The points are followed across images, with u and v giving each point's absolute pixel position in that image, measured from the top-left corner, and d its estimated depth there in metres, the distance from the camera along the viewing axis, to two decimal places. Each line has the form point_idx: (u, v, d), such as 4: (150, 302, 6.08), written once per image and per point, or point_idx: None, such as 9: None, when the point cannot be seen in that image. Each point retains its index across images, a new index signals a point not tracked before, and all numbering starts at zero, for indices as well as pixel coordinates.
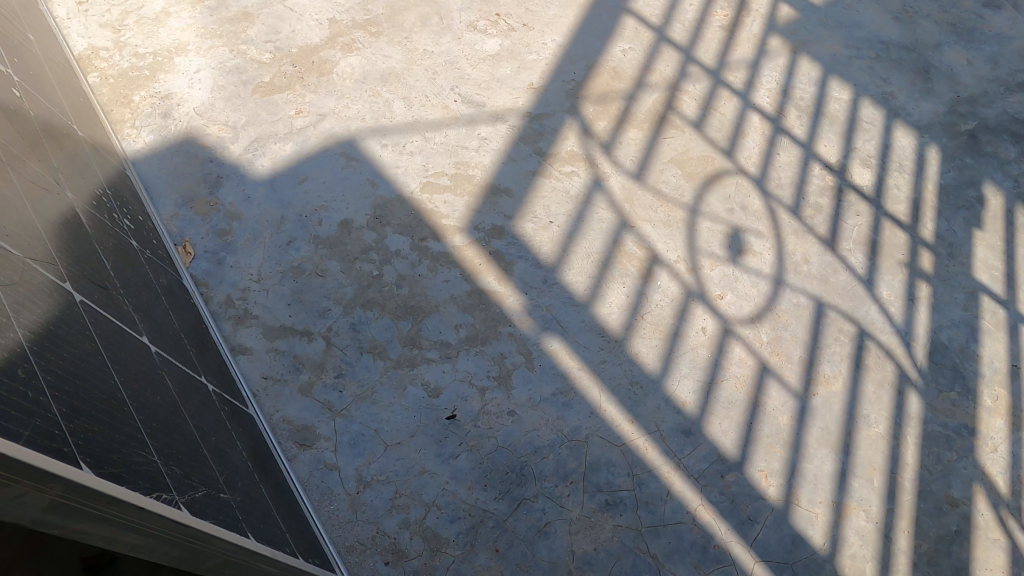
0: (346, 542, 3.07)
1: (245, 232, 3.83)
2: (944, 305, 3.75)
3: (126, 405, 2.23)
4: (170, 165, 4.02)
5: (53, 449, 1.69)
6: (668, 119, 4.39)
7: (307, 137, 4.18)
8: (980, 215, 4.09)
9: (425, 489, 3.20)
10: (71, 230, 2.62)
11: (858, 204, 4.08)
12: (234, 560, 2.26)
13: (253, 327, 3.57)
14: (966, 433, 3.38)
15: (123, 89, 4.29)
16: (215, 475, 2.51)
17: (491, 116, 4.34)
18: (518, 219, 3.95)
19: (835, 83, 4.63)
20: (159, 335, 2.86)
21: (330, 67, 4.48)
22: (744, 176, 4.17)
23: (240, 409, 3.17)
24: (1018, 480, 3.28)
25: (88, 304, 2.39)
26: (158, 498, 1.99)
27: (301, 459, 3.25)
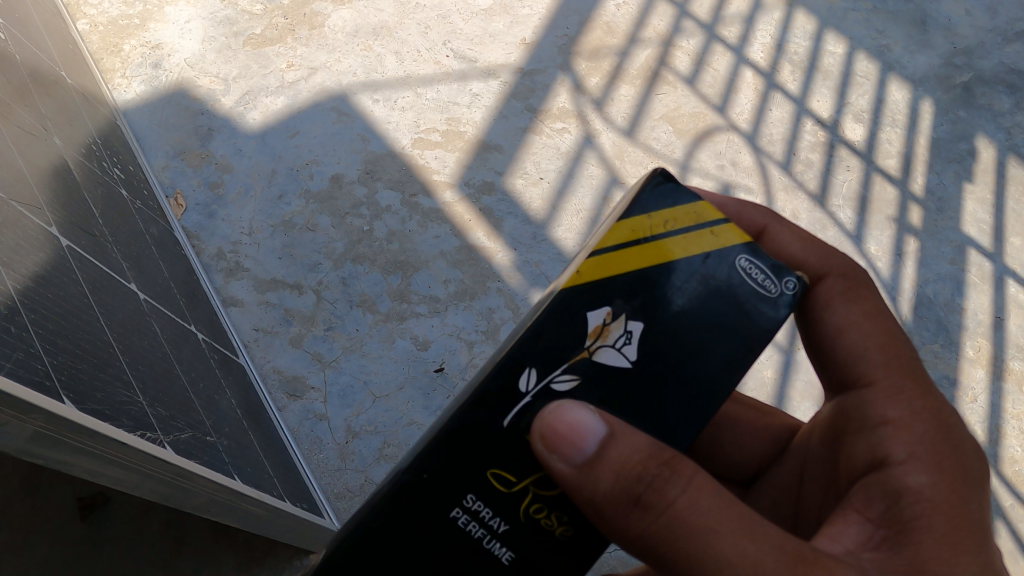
0: (335, 489, 3.13)
1: (236, 185, 3.86)
2: (931, 259, 3.75)
3: (111, 345, 2.23)
4: (161, 117, 4.03)
5: (35, 382, 1.66)
6: (660, 75, 4.36)
7: (298, 91, 4.17)
8: (970, 168, 4.09)
9: (412, 440, 3.25)
10: (60, 178, 2.60)
11: (849, 159, 4.07)
12: (221, 501, 2.29)
13: (244, 280, 3.60)
14: (947, 384, 3.40)
15: (113, 38, 4.29)
16: (202, 420, 2.53)
17: (483, 71, 4.32)
18: (508, 174, 3.95)
19: (830, 37, 4.59)
20: (149, 284, 2.87)
21: (322, 20, 4.46)
22: (735, 132, 4.14)
23: (230, 359, 3.20)
24: (996, 428, 3.31)
25: (74, 250, 2.36)
26: (144, 436, 2.00)
27: (290, 409, 3.30)
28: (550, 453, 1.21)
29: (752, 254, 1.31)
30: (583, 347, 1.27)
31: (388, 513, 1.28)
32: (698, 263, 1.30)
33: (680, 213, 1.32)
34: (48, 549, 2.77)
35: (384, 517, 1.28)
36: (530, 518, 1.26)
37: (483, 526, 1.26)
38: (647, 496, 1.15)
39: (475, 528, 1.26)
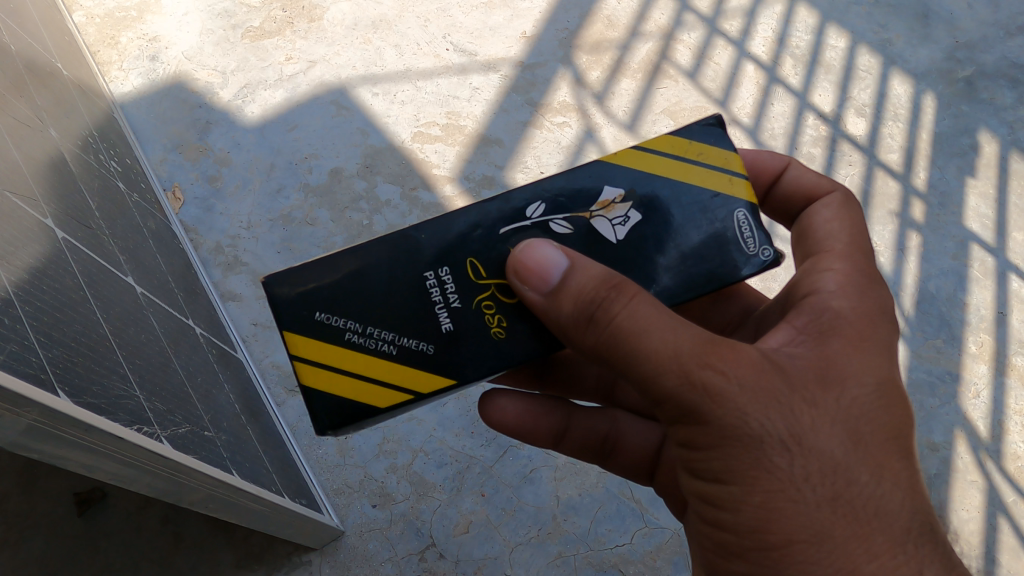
0: (335, 485, 3.12)
1: (235, 179, 3.83)
2: (933, 254, 3.74)
3: (107, 339, 2.21)
4: (159, 110, 4.01)
5: (30, 374, 1.63)
6: (662, 68, 4.34)
7: (297, 85, 4.14)
8: (973, 163, 4.07)
9: (412, 435, 3.24)
10: (56, 170, 2.56)
11: (851, 154, 4.05)
12: (218, 496, 2.27)
13: (243, 274, 3.58)
14: (949, 379, 3.39)
15: (110, 30, 4.25)
16: (200, 414, 2.50)
17: (483, 65, 4.30)
18: (509, 169, 3.92)
19: (832, 31, 4.57)
20: (147, 277, 2.84)
21: (320, 13, 4.42)
22: (737, 127, 4.12)
23: (229, 353, 3.18)
24: (998, 424, 3.30)
25: (70, 242, 2.34)
26: (141, 430, 1.97)
27: (289, 404, 3.29)
28: (523, 286, 1.43)
29: (751, 212, 1.53)
30: (587, 212, 1.53)
31: (384, 252, 1.50)
32: (707, 197, 1.54)
33: (715, 152, 1.55)
34: (43, 543, 2.81)
35: (380, 254, 1.50)
36: (479, 309, 1.50)
37: (443, 299, 1.49)
38: (603, 307, 1.33)
39: (437, 293, 1.49)
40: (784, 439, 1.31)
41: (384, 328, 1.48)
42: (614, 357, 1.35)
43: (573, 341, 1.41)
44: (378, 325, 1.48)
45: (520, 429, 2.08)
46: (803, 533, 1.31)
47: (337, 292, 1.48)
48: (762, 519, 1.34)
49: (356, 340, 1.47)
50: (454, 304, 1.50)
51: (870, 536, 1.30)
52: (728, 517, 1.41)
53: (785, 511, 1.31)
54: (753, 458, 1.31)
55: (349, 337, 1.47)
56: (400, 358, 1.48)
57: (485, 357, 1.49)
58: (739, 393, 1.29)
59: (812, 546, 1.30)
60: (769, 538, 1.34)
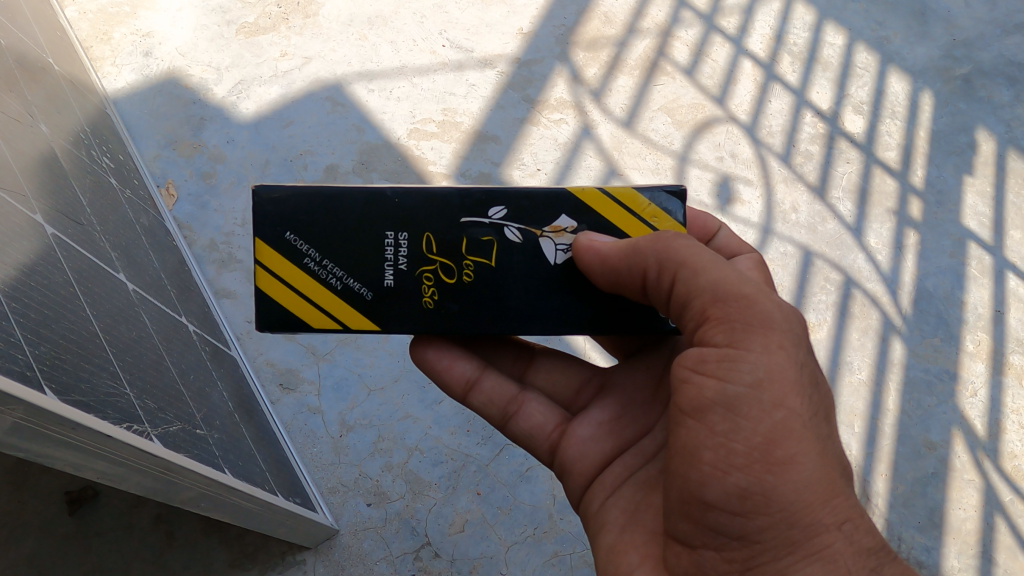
0: (329, 483, 3.10)
1: (229, 175, 3.81)
2: (931, 252, 3.73)
3: (97, 337, 2.18)
4: (152, 106, 3.98)
5: (15, 372, 1.61)
6: (659, 65, 4.32)
7: (293, 81, 4.11)
8: (970, 161, 4.06)
9: (407, 433, 3.21)
10: (46, 167, 2.53)
11: (849, 151, 4.04)
12: (210, 495, 2.25)
13: (237, 271, 3.56)
14: (946, 378, 3.38)
15: (103, 25, 4.22)
16: (193, 413, 2.48)
17: (479, 62, 4.27)
18: (505, 166, 3.89)
19: (830, 28, 4.55)
20: (139, 275, 2.81)
21: (316, 8, 4.40)
22: (734, 124, 4.10)
23: (222, 351, 3.15)
24: (995, 423, 3.29)
25: (61, 238, 2.32)
26: (130, 428, 1.95)
27: (284, 402, 3.27)
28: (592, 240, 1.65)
29: None
30: (539, 232, 1.72)
31: (358, 201, 1.69)
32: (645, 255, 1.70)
33: (666, 222, 1.70)
34: (34, 542, 2.79)
35: (355, 202, 1.69)
36: (419, 277, 1.70)
37: (392, 261, 1.70)
38: (672, 237, 1.56)
39: (390, 253, 1.70)
40: (805, 369, 1.43)
41: (336, 264, 1.69)
42: (677, 268, 1.52)
43: (634, 256, 1.57)
44: (333, 260, 1.68)
45: (441, 368, 1.93)
46: (807, 452, 1.38)
47: (307, 221, 1.68)
48: (773, 429, 1.37)
49: (311, 266, 1.68)
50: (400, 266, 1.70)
51: (838, 485, 1.41)
52: (727, 427, 1.38)
53: (797, 426, 1.38)
54: (788, 371, 1.40)
55: (307, 262, 1.68)
56: (341, 292, 1.69)
57: (413, 319, 1.71)
58: (790, 317, 1.44)
59: (806, 468, 1.37)
60: (770, 451, 1.36)
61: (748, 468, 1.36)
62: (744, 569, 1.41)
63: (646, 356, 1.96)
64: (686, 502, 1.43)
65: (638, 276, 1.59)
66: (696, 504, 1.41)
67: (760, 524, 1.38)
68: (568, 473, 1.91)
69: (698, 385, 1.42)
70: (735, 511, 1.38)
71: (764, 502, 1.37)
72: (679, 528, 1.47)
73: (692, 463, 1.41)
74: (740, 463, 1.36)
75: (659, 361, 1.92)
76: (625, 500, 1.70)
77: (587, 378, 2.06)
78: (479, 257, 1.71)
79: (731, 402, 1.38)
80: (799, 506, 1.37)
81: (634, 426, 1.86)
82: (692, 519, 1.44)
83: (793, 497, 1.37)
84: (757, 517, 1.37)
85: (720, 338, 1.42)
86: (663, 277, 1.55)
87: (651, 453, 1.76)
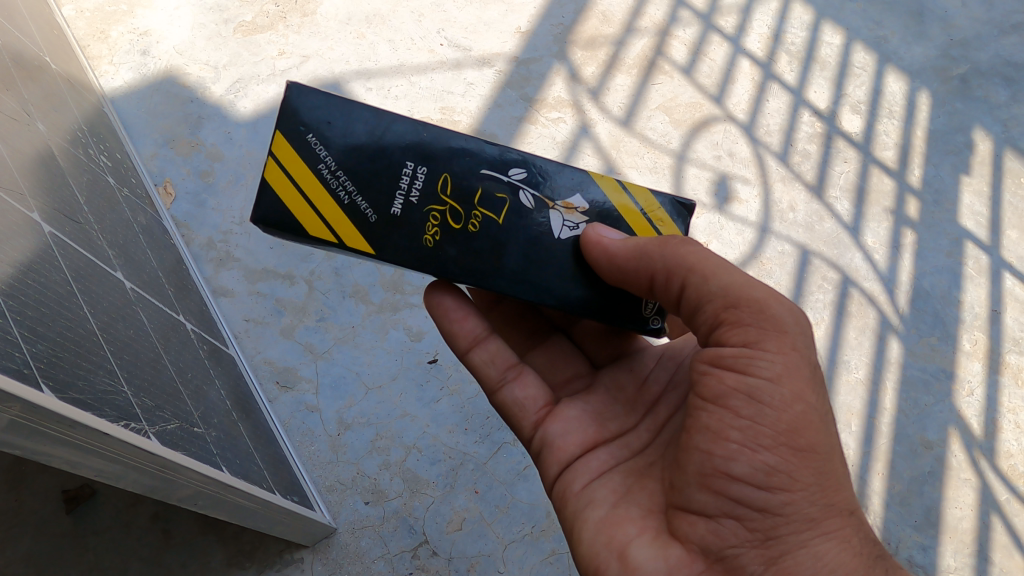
0: (327, 482, 3.10)
1: (227, 174, 3.80)
2: (928, 251, 3.74)
3: (94, 335, 2.18)
4: (150, 105, 3.98)
5: (12, 370, 1.61)
6: (657, 64, 4.32)
7: (290, 79, 4.11)
8: (968, 160, 4.07)
9: (405, 432, 3.22)
10: (43, 165, 2.53)
11: (847, 150, 4.05)
12: (207, 492, 2.25)
13: (234, 269, 3.55)
14: (943, 377, 3.39)
15: (100, 24, 4.21)
16: (190, 411, 2.48)
17: (477, 60, 4.27)
18: None
19: (828, 27, 4.56)
20: (137, 273, 2.81)
21: (314, 7, 4.40)
22: (732, 123, 4.11)
23: (220, 349, 3.15)
24: (992, 422, 3.30)
25: (58, 237, 2.32)
26: (127, 426, 1.95)
27: (282, 401, 3.26)
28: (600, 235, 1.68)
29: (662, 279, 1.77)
30: (552, 200, 1.73)
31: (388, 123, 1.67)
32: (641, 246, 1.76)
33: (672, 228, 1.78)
34: (31, 541, 2.79)
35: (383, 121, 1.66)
36: (427, 213, 1.68)
37: (404, 195, 1.67)
38: (678, 242, 1.64)
39: (405, 182, 1.66)
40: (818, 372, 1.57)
41: (348, 179, 1.65)
42: (687, 270, 1.60)
43: (643, 260, 1.62)
44: (347, 174, 1.65)
45: (453, 319, 1.98)
46: (824, 441, 1.52)
47: (336, 128, 1.65)
48: (796, 416, 1.49)
49: (324, 174, 1.64)
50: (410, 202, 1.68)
51: (839, 471, 1.55)
52: (752, 411, 1.49)
53: (814, 419, 1.51)
54: (806, 370, 1.53)
55: (321, 168, 1.64)
56: (345, 207, 1.65)
57: (405, 252, 1.67)
58: (803, 321, 1.56)
59: (822, 457, 1.51)
60: (793, 437, 1.48)
61: (774, 449, 1.47)
62: (766, 541, 1.47)
63: (631, 360, 2.09)
64: (705, 477, 1.50)
65: (645, 279, 1.64)
66: (719, 478, 1.48)
67: (784, 501, 1.47)
68: (548, 448, 1.89)
69: (716, 379, 1.54)
70: (760, 485, 1.46)
71: (789, 480, 1.47)
72: (695, 501, 1.52)
73: (716, 442, 1.50)
74: (765, 444, 1.47)
75: (643, 365, 2.06)
76: (615, 484, 1.72)
77: (577, 373, 2.13)
78: (490, 212, 1.70)
79: (753, 391, 1.49)
80: (815, 490, 1.49)
81: (616, 420, 1.93)
82: (711, 492, 1.49)
83: (811, 481, 1.49)
84: (782, 493, 1.46)
85: (738, 338, 1.54)
86: (672, 281, 1.63)
87: (637, 448, 1.83)
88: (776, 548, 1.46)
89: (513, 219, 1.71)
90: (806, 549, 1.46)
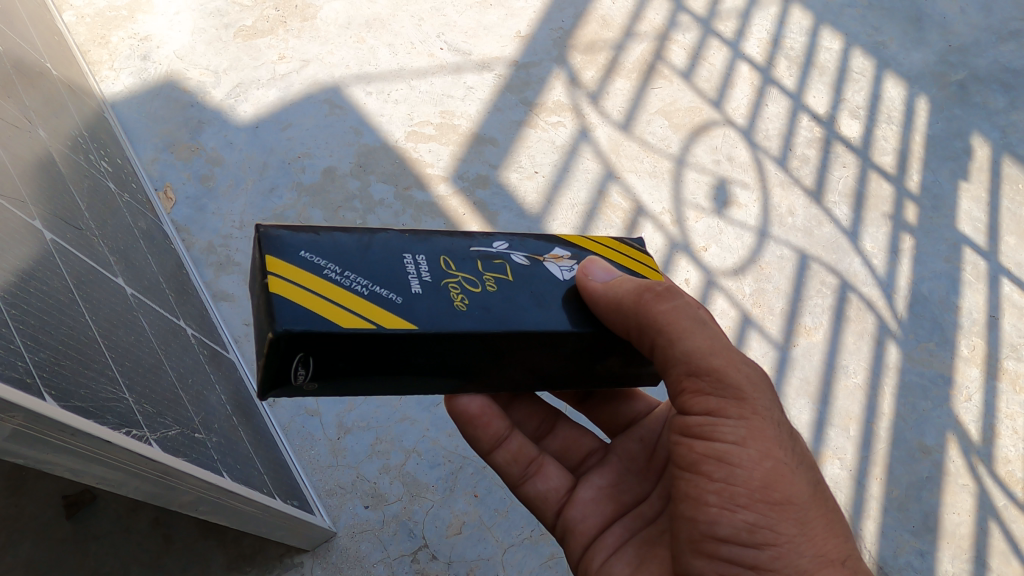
0: (327, 486, 3.10)
1: (227, 178, 3.81)
2: (926, 256, 3.75)
3: (96, 341, 2.19)
4: (150, 110, 3.98)
5: (15, 379, 1.62)
6: (657, 68, 4.33)
7: (290, 84, 4.12)
8: (966, 166, 4.09)
9: (405, 436, 3.24)
10: (43, 171, 2.53)
11: (845, 155, 4.06)
12: (207, 499, 2.25)
13: (235, 274, 3.56)
14: (942, 382, 3.39)
15: (100, 29, 4.22)
16: (191, 416, 2.48)
17: (477, 64, 4.28)
18: (503, 168, 3.88)
19: (826, 33, 4.58)
20: (137, 279, 2.82)
21: (314, 12, 4.42)
22: (731, 127, 4.12)
23: (220, 354, 3.16)
24: (990, 428, 3.30)
25: (59, 243, 2.33)
26: (129, 433, 1.95)
27: (282, 405, 3.27)
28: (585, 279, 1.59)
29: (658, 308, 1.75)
30: (541, 255, 1.67)
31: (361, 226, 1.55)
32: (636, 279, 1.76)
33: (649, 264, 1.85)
34: (30, 546, 2.80)
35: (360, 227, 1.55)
36: (445, 287, 1.50)
37: (416, 276, 1.49)
38: (653, 296, 1.58)
39: (410, 270, 1.50)
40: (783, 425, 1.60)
41: (359, 274, 1.44)
42: (657, 331, 1.57)
43: (620, 312, 1.55)
44: (357, 271, 1.44)
45: (478, 423, 1.93)
46: (800, 491, 1.54)
47: (323, 243, 1.46)
48: (768, 472, 1.52)
49: (333, 276, 1.41)
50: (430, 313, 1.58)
51: (828, 516, 1.55)
52: (725, 473, 1.52)
53: (786, 470, 1.54)
54: (770, 429, 1.56)
55: (328, 273, 1.41)
56: (370, 299, 1.41)
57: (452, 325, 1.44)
58: (762, 382, 1.60)
59: (801, 507, 1.53)
60: (769, 492, 1.51)
61: (752, 506, 1.50)
62: None
63: (639, 428, 2.09)
64: (696, 545, 1.53)
65: (621, 330, 1.59)
66: (708, 542, 1.51)
67: (773, 556, 1.48)
68: (570, 534, 1.94)
69: (687, 448, 1.59)
70: (747, 543, 1.48)
71: (772, 534, 1.49)
72: (692, 569, 1.55)
73: (699, 508, 1.53)
74: (743, 502, 1.50)
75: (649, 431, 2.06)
76: (629, 556, 1.77)
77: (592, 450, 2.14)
78: (497, 273, 1.57)
79: (720, 455, 1.53)
80: (800, 541, 1.50)
81: (631, 492, 1.95)
82: (705, 558, 1.52)
83: (795, 532, 1.50)
84: (769, 548, 1.48)
85: (702, 405, 1.57)
86: (644, 338, 1.59)
87: (650, 517, 1.84)
88: None
89: (522, 273, 1.59)
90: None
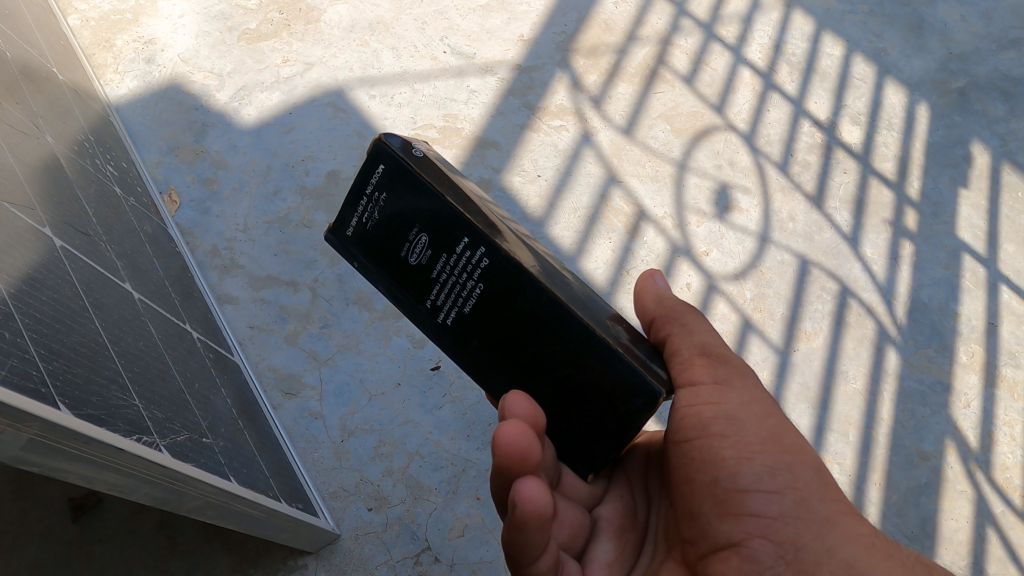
0: (330, 488, 3.13)
1: (231, 181, 3.82)
2: (926, 263, 3.78)
3: (106, 348, 2.21)
4: (155, 113, 3.99)
5: (31, 389, 1.64)
6: (659, 73, 4.35)
7: (294, 87, 4.14)
8: (966, 174, 4.11)
9: (408, 438, 3.26)
10: (51, 176, 2.55)
11: (846, 161, 4.08)
12: (214, 503, 2.27)
13: (239, 277, 3.58)
14: (940, 389, 3.43)
15: (105, 33, 4.24)
16: (198, 420, 2.51)
17: (480, 68, 4.30)
18: (505, 171, 3.89)
19: (828, 38, 4.61)
20: (144, 282, 2.84)
21: (317, 15, 4.43)
22: (733, 132, 4.14)
23: (225, 356, 3.18)
24: (988, 434, 3.34)
25: (68, 250, 2.34)
26: (139, 440, 1.98)
27: (285, 407, 3.29)
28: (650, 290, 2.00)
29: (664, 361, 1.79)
30: None
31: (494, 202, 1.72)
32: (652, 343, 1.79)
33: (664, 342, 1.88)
34: (37, 549, 2.83)
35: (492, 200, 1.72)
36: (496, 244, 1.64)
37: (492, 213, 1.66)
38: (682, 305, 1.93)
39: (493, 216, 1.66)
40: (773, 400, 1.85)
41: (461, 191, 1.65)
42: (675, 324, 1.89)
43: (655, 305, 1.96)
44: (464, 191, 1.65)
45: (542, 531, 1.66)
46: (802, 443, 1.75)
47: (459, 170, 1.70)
48: (771, 427, 1.74)
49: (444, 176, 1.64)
50: (463, 310, 1.65)
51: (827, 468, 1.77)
52: (735, 429, 1.71)
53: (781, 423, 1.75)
54: (766, 395, 1.80)
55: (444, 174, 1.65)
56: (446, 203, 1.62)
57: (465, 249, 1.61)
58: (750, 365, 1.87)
59: (809, 457, 1.72)
60: (776, 441, 1.71)
61: (766, 454, 1.69)
62: (794, 547, 1.61)
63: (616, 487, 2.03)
64: (722, 506, 1.66)
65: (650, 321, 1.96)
66: (735, 499, 1.65)
67: (795, 501, 1.65)
68: None
69: (694, 413, 1.73)
70: (769, 489, 1.65)
71: (790, 478, 1.67)
72: (721, 535, 1.65)
73: (718, 468, 1.68)
74: (756, 450, 1.69)
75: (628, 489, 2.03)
76: None
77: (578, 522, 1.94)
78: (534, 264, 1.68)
79: (730, 415, 1.73)
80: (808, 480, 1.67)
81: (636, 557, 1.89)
82: (733, 519, 1.64)
83: (808, 477, 1.69)
84: (791, 493, 1.65)
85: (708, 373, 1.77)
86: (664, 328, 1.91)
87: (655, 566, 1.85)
88: (806, 552, 1.60)
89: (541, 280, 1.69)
90: (826, 546, 1.60)
